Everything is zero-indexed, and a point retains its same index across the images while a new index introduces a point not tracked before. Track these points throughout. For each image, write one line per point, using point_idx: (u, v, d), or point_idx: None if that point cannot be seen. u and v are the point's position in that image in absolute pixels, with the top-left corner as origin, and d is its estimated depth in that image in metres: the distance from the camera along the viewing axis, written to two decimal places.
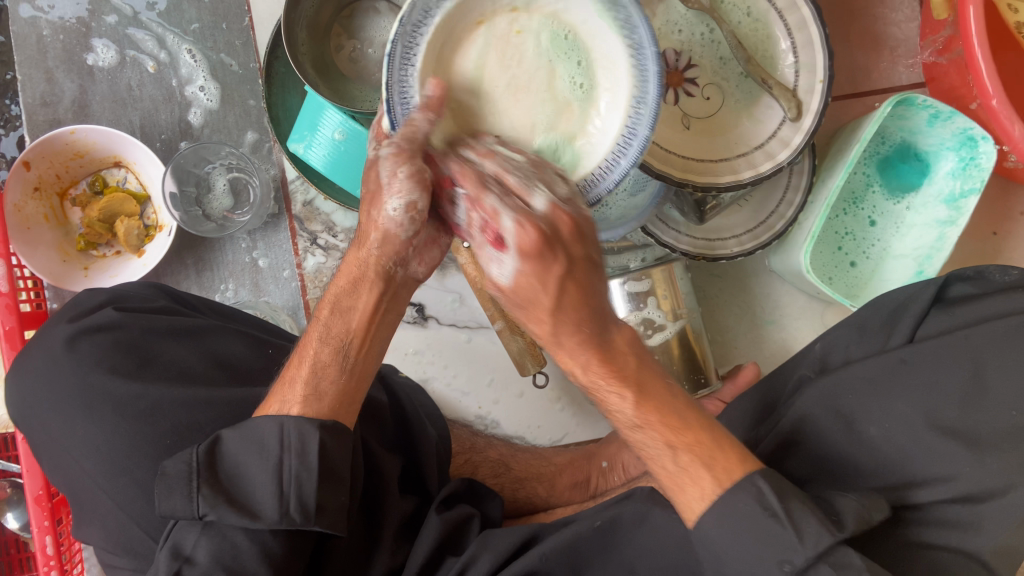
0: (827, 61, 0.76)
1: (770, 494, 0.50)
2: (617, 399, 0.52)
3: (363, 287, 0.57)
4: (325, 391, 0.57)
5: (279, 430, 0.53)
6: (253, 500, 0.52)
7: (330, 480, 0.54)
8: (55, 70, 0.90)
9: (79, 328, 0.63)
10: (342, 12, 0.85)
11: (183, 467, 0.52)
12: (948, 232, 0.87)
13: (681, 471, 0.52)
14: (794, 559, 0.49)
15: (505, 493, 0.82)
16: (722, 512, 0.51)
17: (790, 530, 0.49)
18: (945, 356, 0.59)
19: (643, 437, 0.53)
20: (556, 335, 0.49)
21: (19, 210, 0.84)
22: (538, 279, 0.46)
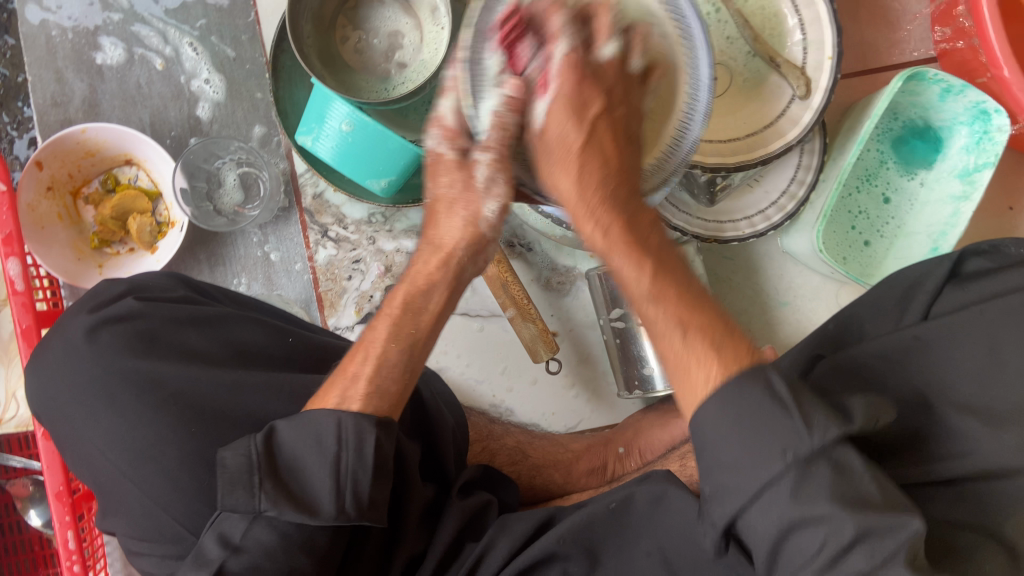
0: (836, 37, 0.75)
1: (779, 384, 0.46)
2: (629, 276, 0.54)
3: (438, 287, 0.62)
4: (389, 388, 0.57)
5: (337, 426, 0.52)
6: (311, 494, 0.51)
7: (381, 477, 0.53)
8: (65, 70, 0.91)
9: (99, 317, 0.63)
10: (346, 3, 0.85)
11: (242, 461, 0.51)
12: (963, 208, 0.86)
13: (690, 348, 0.50)
14: (797, 449, 0.44)
15: (523, 482, 0.83)
16: (726, 397, 0.46)
17: (797, 419, 0.45)
18: (960, 333, 0.60)
19: (656, 312, 0.52)
20: (582, 191, 0.54)
21: (33, 210, 0.85)
22: (577, 111, 0.54)
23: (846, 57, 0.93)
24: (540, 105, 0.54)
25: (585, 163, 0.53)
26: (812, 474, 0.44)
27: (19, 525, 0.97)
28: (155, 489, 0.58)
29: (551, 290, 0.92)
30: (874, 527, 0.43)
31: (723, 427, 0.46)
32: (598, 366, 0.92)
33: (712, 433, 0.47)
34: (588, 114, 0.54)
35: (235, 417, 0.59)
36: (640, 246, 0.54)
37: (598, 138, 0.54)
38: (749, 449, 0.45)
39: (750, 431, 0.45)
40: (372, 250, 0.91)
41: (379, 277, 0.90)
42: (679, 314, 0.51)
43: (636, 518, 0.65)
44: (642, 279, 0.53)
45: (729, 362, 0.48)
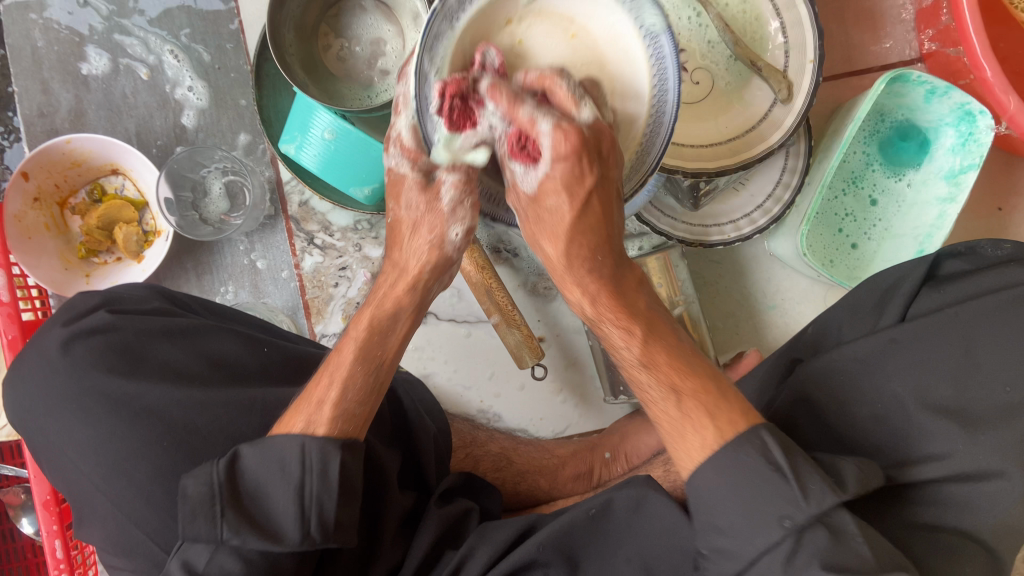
0: (817, 40, 0.74)
1: (774, 450, 0.52)
2: (620, 341, 0.61)
3: (403, 312, 0.63)
4: (355, 411, 0.59)
5: (301, 451, 0.54)
6: (274, 520, 0.52)
7: (348, 498, 0.54)
8: (51, 81, 0.91)
9: (73, 331, 0.63)
10: (329, 11, 0.85)
11: (203, 489, 0.51)
12: (949, 210, 0.85)
13: (684, 415, 0.57)
14: (794, 517, 0.50)
15: (506, 488, 0.83)
16: (721, 462, 0.53)
17: (795, 487, 0.50)
18: (934, 335, 0.60)
19: (648, 379, 0.59)
20: (567, 257, 0.59)
21: (20, 220, 0.85)
22: (566, 185, 0.55)
23: (832, 59, 0.93)
24: (517, 164, 0.55)
25: (575, 233, 0.57)
26: (805, 542, 0.49)
27: (11, 533, 0.97)
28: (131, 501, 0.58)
29: (537, 296, 0.92)
30: (868, 552, 0.47)
31: (723, 494, 0.52)
32: (586, 370, 0.92)
33: (707, 491, 0.53)
34: (583, 185, 0.55)
35: (213, 426, 0.60)
36: (627, 309, 0.61)
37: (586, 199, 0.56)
38: (750, 518, 0.51)
39: (749, 499, 0.51)
40: (358, 257, 0.91)
41: (366, 283, 0.91)
42: (676, 391, 0.58)
43: (616, 525, 0.66)
44: (636, 346, 0.60)
45: (725, 429, 0.55)
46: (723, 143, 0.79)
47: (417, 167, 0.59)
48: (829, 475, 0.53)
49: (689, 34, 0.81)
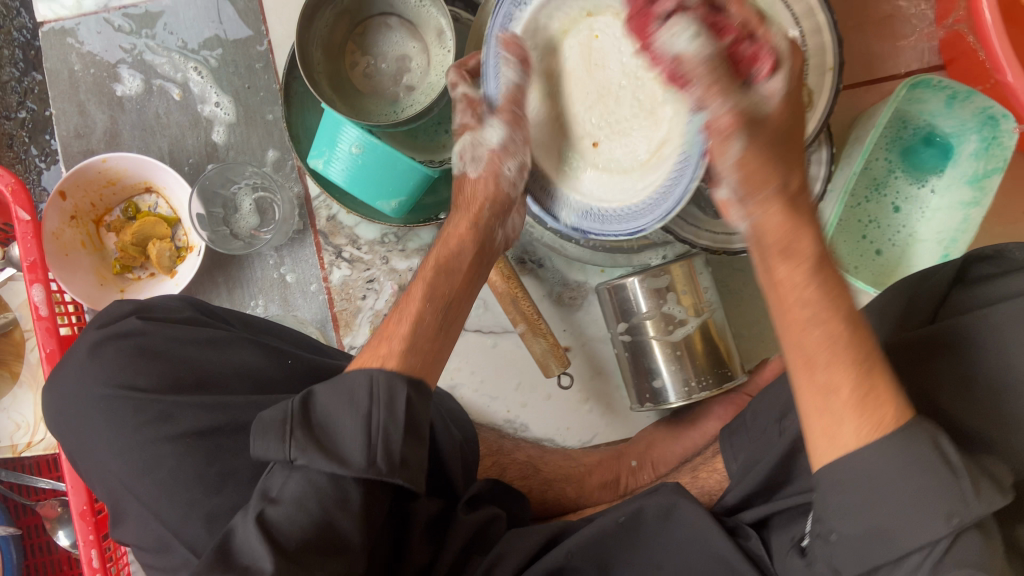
0: (837, 48, 0.76)
1: (948, 446, 0.48)
2: (798, 309, 0.52)
3: (467, 246, 0.69)
4: (423, 345, 0.61)
5: (370, 380, 0.54)
6: (339, 447, 0.52)
7: (414, 436, 0.54)
8: (87, 103, 0.94)
9: (106, 333, 0.65)
10: (356, 30, 0.87)
11: (278, 415, 0.53)
12: (974, 213, 0.86)
13: (862, 397, 0.49)
14: (962, 514, 0.46)
15: (534, 495, 0.84)
16: (889, 449, 0.48)
17: (965, 485, 0.47)
18: None
19: (821, 339, 0.51)
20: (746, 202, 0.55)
21: (58, 237, 0.87)
22: (756, 152, 0.53)
23: (852, 67, 0.93)
24: (683, 25, 0.51)
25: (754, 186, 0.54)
26: (965, 541, 0.46)
27: (49, 545, 0.99)
28: (160, 505, 0.58)
29: (563, 306, 0.93)
30: None
31: (875, 478, 0.48)
32: (611, 380, 0.92)
33: (855, 495, 0.49)
34: (781, 134, 0.54)
35: (245, 430, 0.61)
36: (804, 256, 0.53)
37: (783, 132, 0.53)
38: (910, 512, 0.47)
39: (917, 491, 0.47)
40: (385, 269, 0.93)
41: (393, 295, 0.92)
42: (860, 371, 0.50)
43: (646, 530, 0.69)
44: (839, 314, 0.51)
45: (893, 413, 0.49)
46: None
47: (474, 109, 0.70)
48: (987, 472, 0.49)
49: None
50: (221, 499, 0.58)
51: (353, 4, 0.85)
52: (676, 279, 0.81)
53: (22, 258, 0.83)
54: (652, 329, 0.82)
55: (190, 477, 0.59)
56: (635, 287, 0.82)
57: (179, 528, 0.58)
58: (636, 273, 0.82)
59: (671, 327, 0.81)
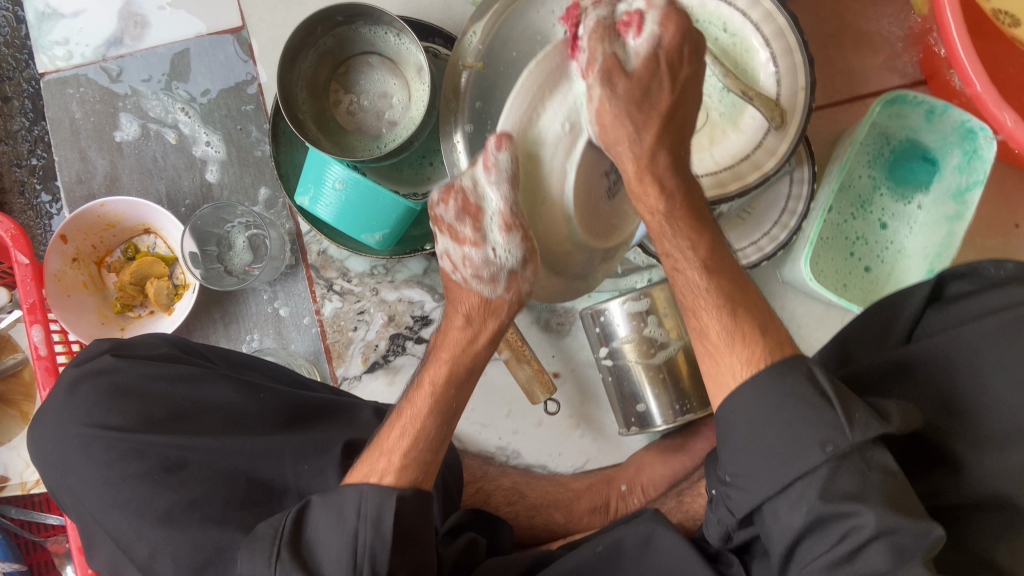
0: (808, 67, 0.76)
1: (823, 378, 0.51)
2: (678, 252, 0.61)
3: (464, 385, 0.62)
4: (427, 459, 0.58)
5: (360, 500, 0.53)
6: (324, 569, 0.52)
7: (403, 548, 0.53)
8: (89, 149, 0.99)
9: (83, 370, 0.68)
10: (339, 69, 0.90)
11: (271, 530, 0.54)
12: (958, 228, 0.84)
13: (738, 326, 0.56)
14: (837, 442, 0.49)
15: (521, 521, 0.86)
16: (767, 385, 0.52)
17: (839, 414, 0.49)
18: (936, 360, 0.59)
19: (706, 282, 0.59)
20: (642, 183, 0.59)
21: (59, 279, 0.90)
22: (628, 113, 0.56)
23: (833, 86, 0.93)
24: (493, 189, 0.54)
25: (663, 154, 0.59)
26: (846, 467, 0.49)
27: None
28: (131, 537, 0.60)
29: (551, 332, 0.94)
30: (903, 526, 0.47)
31: (759, 414, 0.52)
32: (600, 404, 0.93)
33: (758, 439, 0.52)
34: (678, 76, 0.57)
35: (210, 468, 0.62)
36: (694, 214, 0.61)
37: (653, 101, 0.57)
38: (789, 446, 0.50)
39: (789, 428, 0.50)
40: (376, 300, 0.95)
41: (384, 326, 0.94)
42: (727, 302, 0.58)
43: (625, 561, 0.67)
44: (697, 253, 0.60)
45: (772, 350, 0.55)
46: (718, 173, 0.80)
47: (474, 226, 0.56)
48: (875, 412, 0.52)
49: None
50: (185, 535, 0.59)
51: (336, 45, 0.88)
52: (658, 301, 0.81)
53: (22, 300, 0.87)
54: (634, 354, 0.82)
55: (159, 513, 0.60)
56: (616, 309, 0.82)
57: (148, 564, 0.60)
58: (618, 296, 0.82)
59: (653, 350, 0.81)
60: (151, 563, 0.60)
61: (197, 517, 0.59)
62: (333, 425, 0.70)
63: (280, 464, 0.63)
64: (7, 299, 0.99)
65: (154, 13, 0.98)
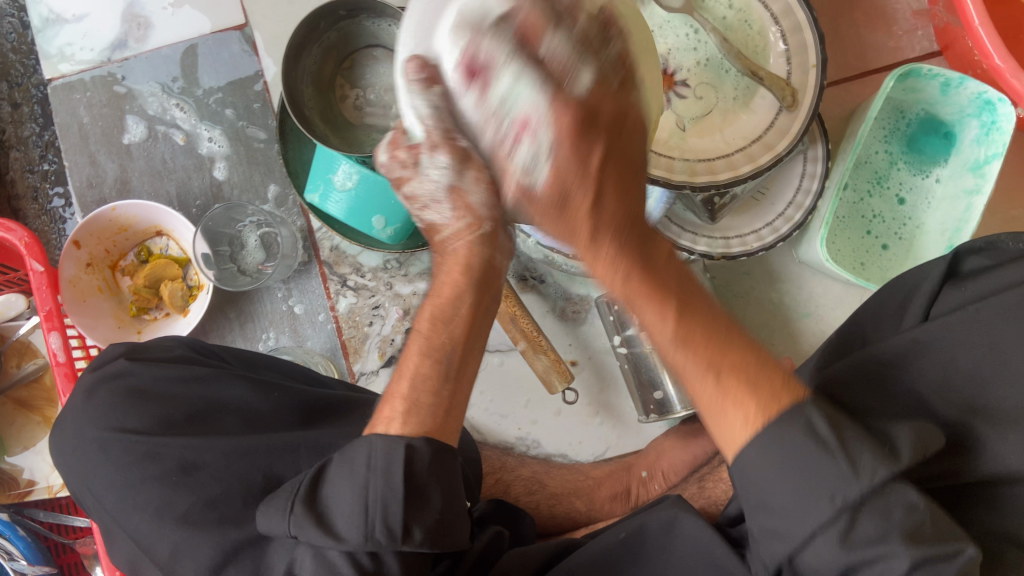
0: (819, 45, 0.74)
1: (821, 423, 0.45)
2: (652, 322, 0.50)
3: (464, 299, 0.59)
4: (429, 402, 0.55)
5: (369, 451, 0.50)
6: (337, 520, 0.50)
7: (417, 500, 0.50)
8: (97, 153, 0.99)
9: (97, 378, 0.68)
10: (343, 64, 0.89)
11: (289, 489, 0.53)
12: (976, 201, 0.82)
13: (724, 390, 0.47)
14: (845, 493, 0.43)
15: (542, 510, 0.85)
16: (765, 441, 0.45)
17: (844, 462, 0.43)
18: (962, 336, 0.56)
19: (686, 357, 0.49)
20: (596, 233, 0.52)
21: (74, 285, 0.91)
22: (582, 110, 0.50)
23: (845, 61, 0.91)
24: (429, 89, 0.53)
25: (608, 199, 0.52)
26: (861, 522, 0.43)
27: None
28: (150, 539, 0.60)
29: (567, 320, 0.93)
30: (931, 556, 0.42)
31: (771, 458, 0.45)
32: (618, 391, 0.93)
33: (757, 475, 0.46)
34: (602, 121, 0.51)
35: (221, 468, 0.61)
36: (658, 279, 0.51)
37: (592, 143, 0.51)
38: (799, 489, 0.44)
39: (795, 477, 0.44)
40: (390, 294, 0.95)
41: (399, 320, 0.94)
42: (711, 364, 0.48)
43: (650, 550, 0.66)
44: (669, 319, 0.50)
45: (770, 400, 0.46)
46: (732, 154, 0.78)
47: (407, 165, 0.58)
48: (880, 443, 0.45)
49: (687, 53, 0.82)
50: (204, 537, 0.58)
51: (339, 38, 0.87)
52: None
53: (38, 308, 0.86)
54: None
55: (177, 516, 0.59)
56: None
57: (170, 564, 0.59)
58: None
59: None
60: (172, 564, 0.59)
61: (214, 518, 0.58)
62: (349, 422, 0.70)
63: (296, 461, 0.62)
64: (25, 305, 0.99)
65: (157, 14, 0.98)
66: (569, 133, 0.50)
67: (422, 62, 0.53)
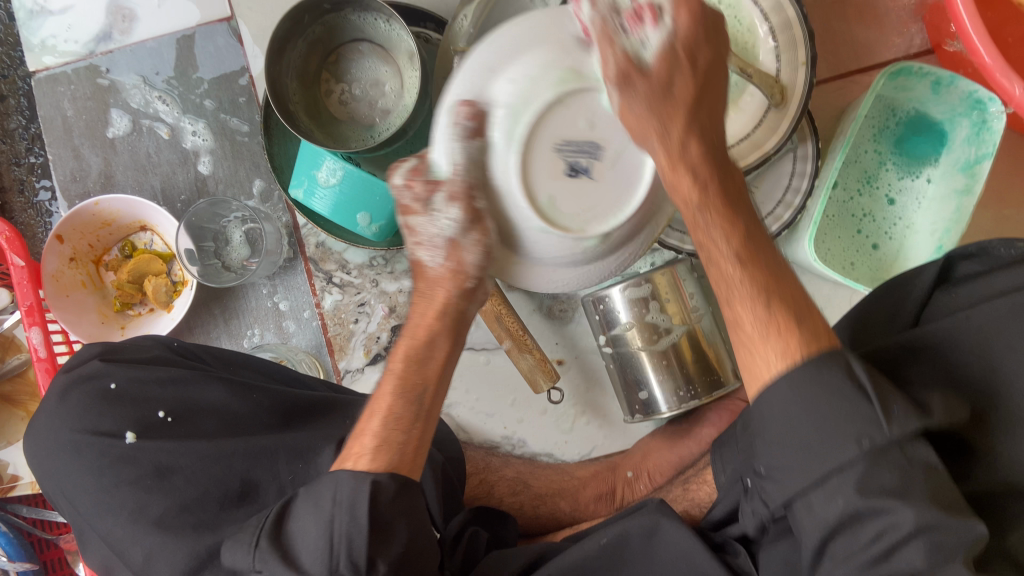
0: (809, 42, 0.73)
1: (859, 368, 0.44)
2: (711, 243, 0.51)
3: (440, 337, 0.56)
4: (397, 440, 0.53)
5: (334, 487, 0.49)
6: (301, 555, 0.48)
7: (382, 534, 0.48)
8: (81, 147, 0.98)
9: (71, 378, 0.68)
10: (329, 58, 0.88)
11: (255, 524, 0.52)
12: (966, 202, 0.81)
13: (772, 315, 0.47)
14: (873, 437, 0.42)
15: (525, 511, 0.85)
16: (798, 379, 0.44)
17: (876, 408, 0.43)
18: (952, 342, 0.52)
19: (741, 274, 0.49)
20: (685, 147, 0.49)
21: (57, 279, 0.90)
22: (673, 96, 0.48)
23: (837, 59, 0.91)
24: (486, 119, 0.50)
25: (694, 117, 0.49)
26: (881, 463, 0.42)
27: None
28: (125, 543, 0.59)
29: (554, 319, 0.93)
30: (943, 524, 0.42)
31: (793, 410, 0.44)
32: (605, 390, 0.92)
33: (779, 420, 0.45)
34: (697, 62, 0.49)
35: (197, 473, 0.61)
36: (729, 201, 0.51)
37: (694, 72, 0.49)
38: (822, 429, 0.43)
39: (818, 422, 0.43)
40: (376, 292, 0.94)
41: (385, 318, 0.93)
42: (762, 290, 0.48)
43: (631, 553, 0.65)
44: (732, 241, 0.50)
45: (812, 340, 0.46)
46: None
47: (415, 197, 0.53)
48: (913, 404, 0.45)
49: None
50: (178, 542, 0.57)
51: (324, 33, 0.86)
52: (659, 287, 0.80)
53: (20, 303, 0.85)
54: (637, 340, 0.81)
55: (151, 520, 0.59)
56: (617, 296, 0.80)
57: (144, 569, 0.58)
58: (618, 282, 0.81)
59: (656, 337, 0.80)
60: (146, 568, 0.58)
61: (189, 522, 0.58)
62: (329, 423, 0.69)
63: (274, 466, 0.62)
64: (8, 300, 0.98)
65: (142, 6, 0.96)
66: (649, 85, 0.48)
67: (471, 109, 0.50)
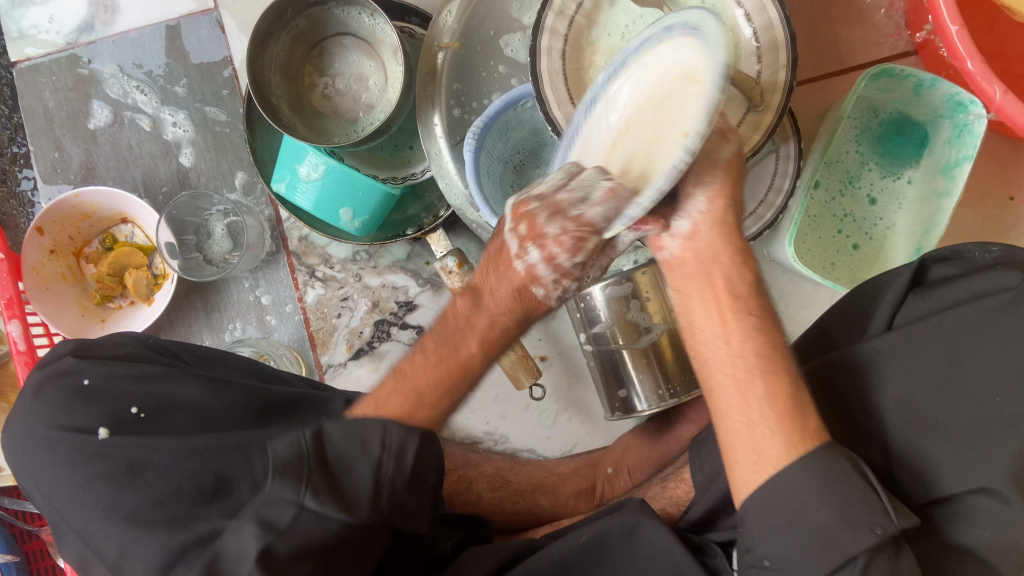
0: (791, 45, 0.72)
1: (863, 465, 0.51)
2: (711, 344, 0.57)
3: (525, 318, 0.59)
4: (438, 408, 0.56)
5: (384, 430, 0.52)
6: (349, 490, 0.50)
7: (417, 482, 0.52)
8: (62, 138, 0.97)
9: (46, 375, 0.68)
10: (313, 52, 0.88)
11: (288, 447, 0.50)
12: (944, 205, 0.81)
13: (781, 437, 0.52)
14: (885, 525, 0.48)
15: (504, 508, 0.83)
16: (806, 478, 0.50)
17: (882, 502, 0.49)
18: (920, 345, 0.55)
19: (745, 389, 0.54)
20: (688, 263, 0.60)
21: (37, 271, 0.89)
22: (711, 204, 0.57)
23: (821, 59, 0.91)
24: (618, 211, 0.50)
25: None
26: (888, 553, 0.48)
27: (53, 568, 1.00)
28: (99, 536, 0.59)
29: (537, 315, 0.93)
30: None
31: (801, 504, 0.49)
32: (587, 387, 0.92)
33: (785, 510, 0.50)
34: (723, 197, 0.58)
35: (167, 467, 0.60)
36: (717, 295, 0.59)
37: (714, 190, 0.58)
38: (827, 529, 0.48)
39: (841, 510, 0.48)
40: (359, 287, 0.93)
41: (368, 313, 0.93)
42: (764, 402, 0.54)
43: (611, 552, 0.66)
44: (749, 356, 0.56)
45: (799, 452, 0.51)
46: None
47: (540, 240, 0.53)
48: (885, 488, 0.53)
49: None
50: (152, 537, 0.57)
51: (308, 26, 0.86)
52: (641, 286, 0.79)
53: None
54: (619, 337, 0.81)
55: (125, 514, 0.58)
56: (598, 295, 0.80)
57: (118, 564, 0.58)
58: (600, 280, 0.80)
59: (637, 334, 0.80)
60: (121, 562, 0.58)
61: (162, 517, 0.57)
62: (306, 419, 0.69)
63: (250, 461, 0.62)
64: None
65: None
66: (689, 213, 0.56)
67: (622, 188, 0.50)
